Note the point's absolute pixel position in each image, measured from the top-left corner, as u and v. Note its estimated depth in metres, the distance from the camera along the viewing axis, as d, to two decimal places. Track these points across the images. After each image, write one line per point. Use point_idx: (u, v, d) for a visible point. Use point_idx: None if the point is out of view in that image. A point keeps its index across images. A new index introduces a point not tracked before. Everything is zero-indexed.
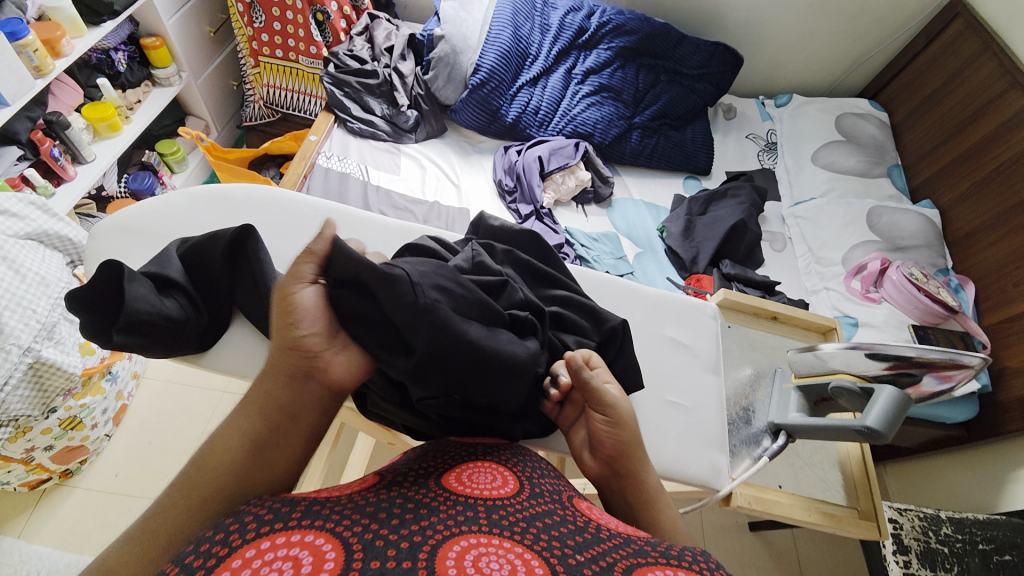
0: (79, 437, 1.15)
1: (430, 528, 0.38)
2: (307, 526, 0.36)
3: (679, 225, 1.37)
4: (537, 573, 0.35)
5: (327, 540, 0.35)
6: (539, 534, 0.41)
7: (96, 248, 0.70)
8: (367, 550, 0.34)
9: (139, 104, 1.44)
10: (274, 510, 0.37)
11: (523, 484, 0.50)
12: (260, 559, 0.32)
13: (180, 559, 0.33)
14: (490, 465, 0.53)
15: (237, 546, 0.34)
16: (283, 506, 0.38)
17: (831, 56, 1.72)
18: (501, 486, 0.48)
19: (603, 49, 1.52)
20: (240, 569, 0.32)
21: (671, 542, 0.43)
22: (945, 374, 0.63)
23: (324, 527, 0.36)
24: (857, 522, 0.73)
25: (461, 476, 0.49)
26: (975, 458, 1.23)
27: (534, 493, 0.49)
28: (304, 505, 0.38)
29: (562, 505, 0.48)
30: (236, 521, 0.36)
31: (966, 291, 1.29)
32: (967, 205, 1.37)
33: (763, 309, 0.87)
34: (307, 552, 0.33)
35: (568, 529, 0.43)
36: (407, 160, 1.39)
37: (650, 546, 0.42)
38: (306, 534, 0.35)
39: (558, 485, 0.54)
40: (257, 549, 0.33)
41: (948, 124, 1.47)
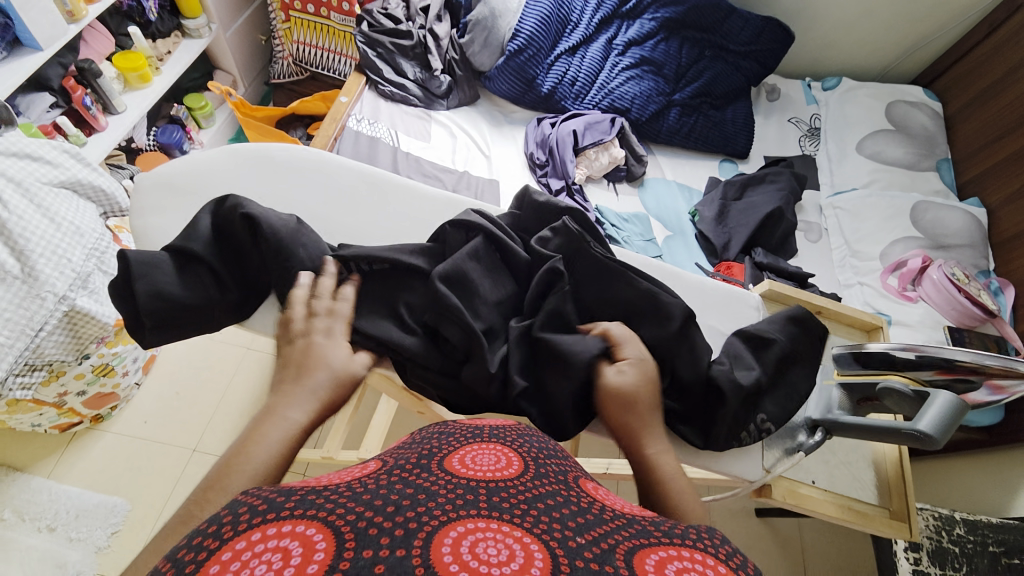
0: (111, 384, 1.19)
1: (427, 514, 0.37)
2: (299, 514, 0.35)
3: (713, 209, 1.33)
4: (537, 557, 0.35)
5: (319, 529, 0.34)
6: (540, 517, 0.40)
7: (139, 203, 0.70)
8: (359, 539, 0.33)
9: (169, 55, 1.41)
10: (270, 498, 0.37)
11: (529, 464, 0.49)
12: (251, 551, 0.32)
13: (174, 555, 0.34)
14: (494, 446, 0.52)
15: (230, 537, 0.33)
16: (279, 493, 0.37)
17: (887, 38, 1.62)
18: (506, 468, 0.47)
19: (647, 19, 1.45)
20: (230, 561, 0.32)
21: (676, 521, 0.43)
22: (999, 386, 0.62)
23: (317, 515, 0.35)
24: (889, 522, 0.73)
25: (464, 459, 0.48)
26: (992, 463, 1.22)
27: (539, 474, 0.48)
28: (300, 493, 0.38)
29: (568, 486, 0.47)
30: (227, 514, 0.35)
31: (1006, 295, 1.25)
32: (1017, 205, 1.31)
33: (808, 303, 0.84)
34: (297, 543, 0.33)
35: (571, 511, 0.42)
36: (438, 127, 1.36)
37: (654, 527, 0.42)
38: (297, 524, 0.34)
39: (564, 466, 0.53)
40: (246, 541, 0.33)
41: (1006, 119, 1.38)
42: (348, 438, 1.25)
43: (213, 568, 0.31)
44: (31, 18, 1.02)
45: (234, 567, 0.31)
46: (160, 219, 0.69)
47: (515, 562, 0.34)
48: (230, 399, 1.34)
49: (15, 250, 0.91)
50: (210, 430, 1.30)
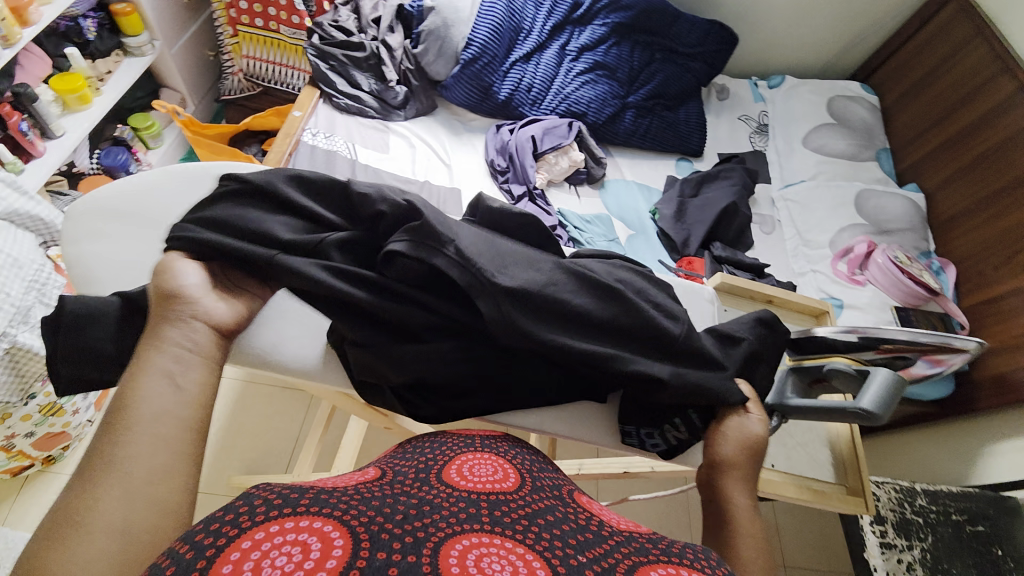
0: (61, 423, 1.12)
1: (434, 525, 0.37)
2: (314, 511, 0.34)
3: (671, 207, 1.37)
4: (540, 570, 0.35)
5: (335, 527, 0.33)
6: (541, 533, 0.40)
7: (75, 229, 0.66)
8: (373, 542, 0.33)
9: (110, 75, 1.36)
10: (283, 493, 0.36)
11: (525, 479, 0.49)
12: (269, 542, 0.31)
13: (188, 537, 0.32)
14: (489, 458, 0.52)
15: (246, 528, 0.32)
16: (292, 490, 0.37)
17: (825, 36, 1.71)
18: (503, 481, 0.47)
19: (597, 25, 1.48)
20: (249, 552, 0.30)
21: (672, 539, 0.44)
22: (936, 358, 0.66)
23: (332, 514, 0.35)
24: (844, 498, 0.76)
25: (461, 471, 0.48)
26: (945, 434, 1.29)
27: (535, 488, 0.48)
28: (312, 491, 0.37)
29: (563, 501, 0.48)
30: (242, 505, 0.34)
31: (947, 273, 1.33)
32: (951, 189, 1.39)
33: (760, 293, 0.87)
34: (315, 538, 0.32)
35: (570, 527, 0.42)
36: (396, 138, 1.35)
37: (651, 543, 0.43)
38: (313, 520, 0.34)
39: (558, 479, 0.54)
40: (264, 532, 0.32)
41: (937, 109, 1.48)
42: (320, 460, 1.21)
43: (231, 557, 0.30)
44: None
45: (254, 557, 0.30)
46: (99, 245, 0.66)
47: (521, 574, 0.34)
48: None
49: None
50: None
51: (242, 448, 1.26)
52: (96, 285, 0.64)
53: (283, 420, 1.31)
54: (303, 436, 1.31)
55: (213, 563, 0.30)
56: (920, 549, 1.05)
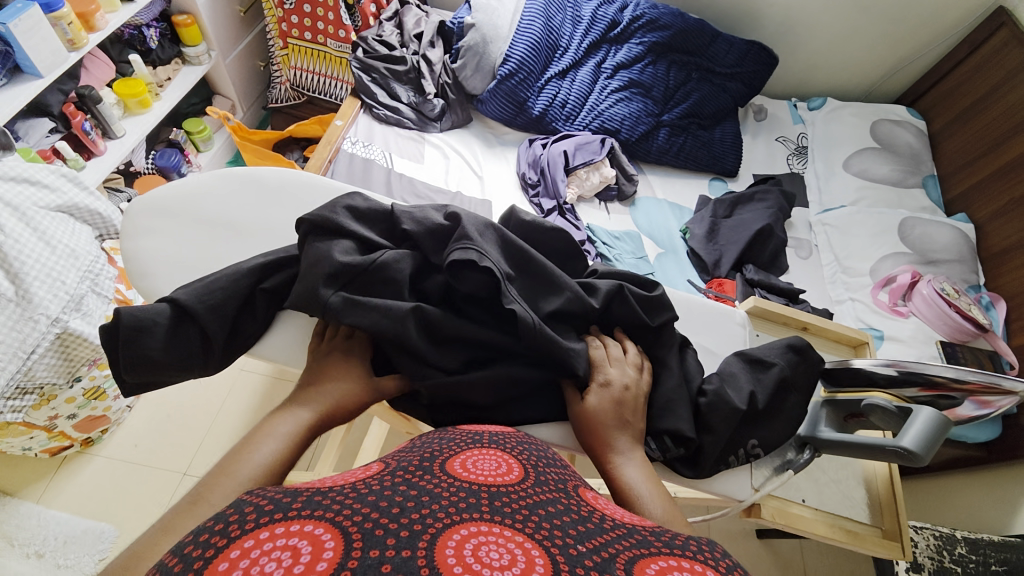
0: (101, 408, 1.18)
1: (431, 516, 0.37)
2: (306, 515, 0.35)
3: (703, 227, 1.35)
4: (537, 562, 0.35)
5: (327, 529, 0.34)
6: (542, 523, 0.39)
7: (131, 226, 0.70)
8: (366, 539, 0.33)
9: (169, 81, 1.44)
10: (275, 499, 0.36)
11: (529, 472, 0.49)
12: (258, 550, 0.32)
13: (182, 551, 0.34)
14: (494, 452, 0.51)
15: (235, 537, 0.33)
16: (285, 494, 0.37)
17: (870, 59, 1.67)
18: (506, 474, 0.47)
19: (634, 44, 1.49)
20: (238, 560, 0.31)
21: (676, 531, 0.43)
22: (985, 400, 0.62)
23: (325, 515, 0.35)
24: (879, 541, 0.72)
25: (465, 463, 0.47)
26: (991, 480, 1.21)
27: (538, 482, 0.47)
28: (306, 494, 0.37)
29: (567, 494, 0.47)
30: (234, 514, 0.35)
31: (997, 309, 1.26)
32: (1004, 220, 1.32)
33: (793, 319, 0.85)
34: (306, 541, 0.33)
35: (571, 519, 0.42)
36: (432, 149, 1.38)
37: (654, 535, 0.42)
38: (304, 524, 0.34)
39: (562, 475, 0.52)
40: (257, 539, 0.33)
41: (990, 136, 1.41)
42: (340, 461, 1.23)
43: (220, 566, 0.31)
44: (35, 47, 1.05)
45: (243, 566, 0.31)
46: (152, 241, 0.70)
47: (516, 566, 0.34)
48: (221, 421, 1.33)
49: (9, 272, 0.91)
50: (200, 453, 1.28)
51: None
52: (148, 279, 0.68)
53: None
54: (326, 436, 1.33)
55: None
56: None
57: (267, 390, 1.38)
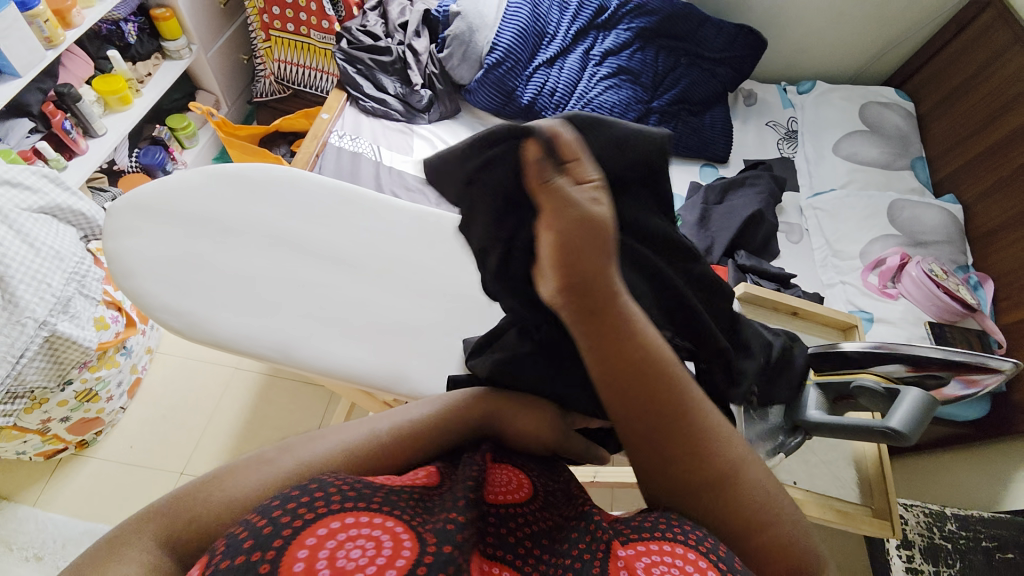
0: (95, 410, 1.17)
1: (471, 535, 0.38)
2: (385, 510, 0.36)
3: (694, 213, 1.34)
4: None
5: (404, 528, 0.35)
6: (559, 548, 0.40)
7: (112, 226, 0.68)
8: (440, 537, 0.35)
9: (150, 77, 1.42)
10: (357, 486, 0.37)
11: (541, 487, 0.48)
12: (337, 537, 0.33)
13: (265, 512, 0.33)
14: (511, 462, 0.51)
15: (321, 514, 0.34)
16: (364, 485, 0.38)
17: (859, 41, 1.66)
18: (522, 487, 0.47)
19: (622, 29, 1.48)
20: (324, 541, 0.32)
21: (647, 514, 0.44)
22: (972, 379, 0.63)
23: (399, 514, 0.36)
24: (871, 521, 0.73)
25: (493, 470, 0.47)
26: (977, 456, 1.24)
27: (551, 498, 0.47)
28: (384, 490, 0.38)
29: (584, 507, 0.46)
30: (317, 489, 0.35)
31: (985, 289, 1.27)
32: (992, 200, 1.33)
33: (783, 305, 0.86)
34: (385, 535, 0.34)
35: (583, 537, 0.42)
36: (420, 141, 1.37)
37: (625, 524, 0.43)
38: (383, 518, 0.35)
39: (574, 482, 0.52)
40: (338, 524, 0.34)
41: (976, 116, 1.42)
42: None
43: (307, 542, 0.32)
44: (7, 45, 1.02)
45: (329, 547, 0.32)
46: (136, 241, 0.68)
47: None
48: (217, 420, 1.33)
49: None
50: (198, 452, 1.28)
51: (262, 441, 1.30)
52: (132, 279, 0.66)
53: (302, 414, 1.34)
54: None
55: (288, 545, 0.31)
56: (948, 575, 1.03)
57: (262, 389, 1.37)
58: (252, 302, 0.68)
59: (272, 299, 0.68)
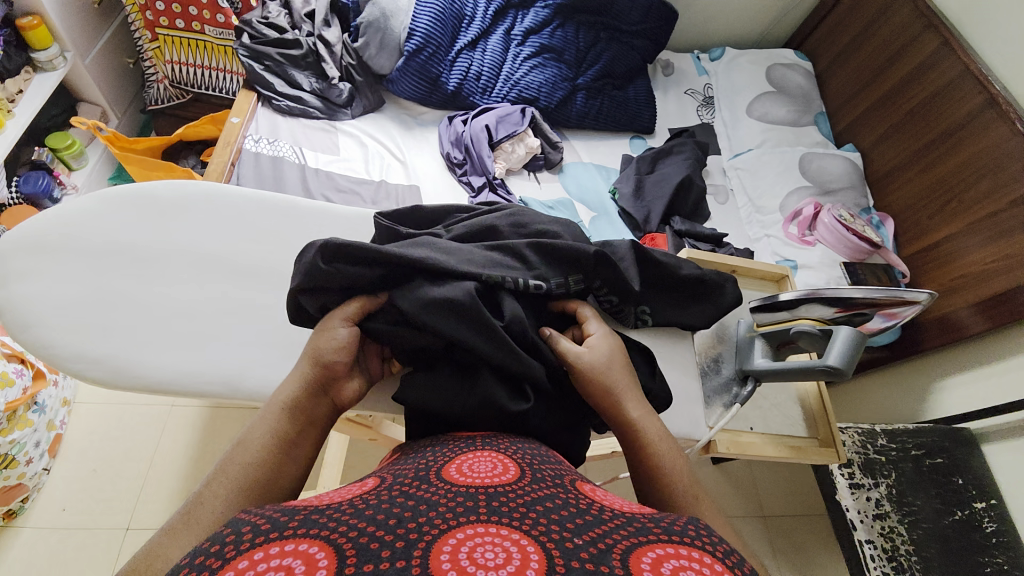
0: (15, 476, 1.04)
1: (428, 524, 0.36)
2: (301, 534, 0.34)
3: (630, 185, 1.38)
4: (533, 559, 0.34)
5: (321, 546, 0.33)
6: (539, 519, 0.39)
7: (0, 270, 0.60)
8: (362, 554, 0.32)
9: (21, 94, 1.22)
10: (271, 518, 0.36)
11: (525, 470, 0.47)
12: (252, 569, 0.31)
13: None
14: (488, 454, 0.50)
15: (230, 558, 0.32)
16: (281, 513, 0.36)
17: (759, 7, 1.76)
18: (503, 474, 0.46)
19: (540, 7, 1.47)
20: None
21: (675, 516, 0.42)
22: (890, 312, 0.71)
23: (320, 535, 0.34)
24: (819, 450, 0.81)
25: (461, 468, 0.46)
26: (895, 375, 1.41)
27: (536, 478, 0.46)
28: (302, 513, 0.36)
29: (565, 489, 0.46)
30: (228, 533, 0.34)
31: (886, 227, 1.42)
32: (886, 145, 1.48)
33: (724, 264, 0.91)
34: (300, 560, 0.31)
35: (570, 512, 0.41)
36: (346, 138, 1.30)
37: (652, 522, 0.41)
38: (300, 541, 0.33)
39: (559, 469, 0.51)
40: (250, 559, 0.31)
41: (867, 70, 1.56)
42: (305, 475, 1.19)
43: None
44: None
45: None
46: (34, 284, 0.60)
47: (511, 565, 0.33)
48: (160, 464, 1.22)
49: None
50: (143, 502, 1.17)
51: None
52: (35, 329, 0.59)
53: None
54: None
55: None
56: (885, 484, 1.15)
57: (207, 422, 1.27)
58: (184, 337, 0.62)
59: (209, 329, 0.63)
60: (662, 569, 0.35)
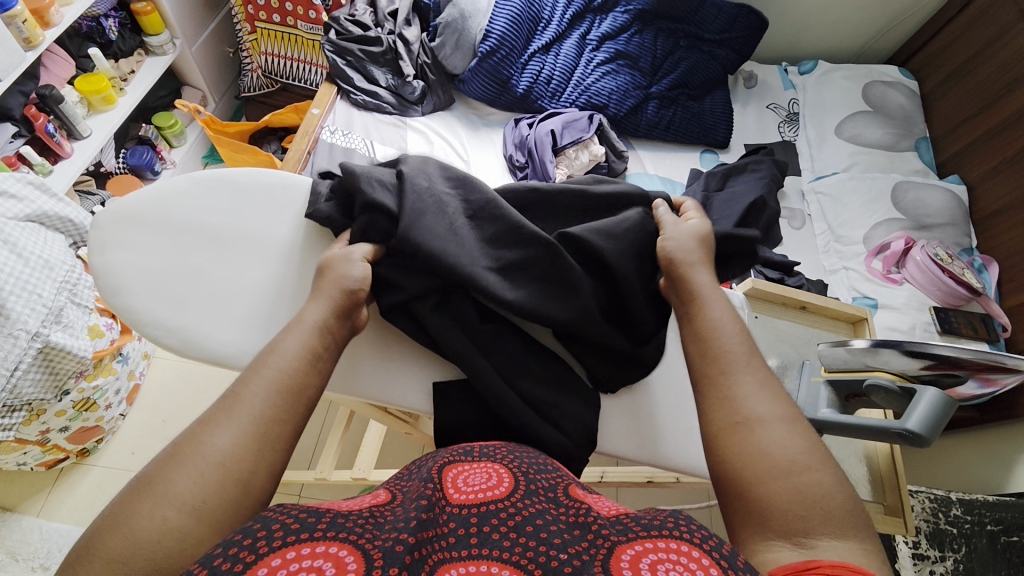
0: (94, 419, 1.17)
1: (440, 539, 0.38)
2: (331, 536, 0.36)
3: (696, 201, 1.32)
4: None
5: (349, 551, 0.35)
6: (537, 531, 0.39)
7: (98, 239, 0.67)
8: (386, 558, 0.35)
9: (133, 74, 1.37)
10: (302, 514, 0.37)
11: (519, 480, 0.47)
12: (286, 567, 0.33)
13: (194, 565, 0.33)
14: (485, 464, 0.50)
15: (264, 553, 0.33)
16: (310, 511, 0.38)
17: (861, 19, 1.62)
18: (496, 485, 0.45)
19: (619, 12, 1.43)
20: (278, 568, 0.32)
21: (655, 512, 0.41)
22: (989, 379, 0.62)
23: (347, 538, 0.36)
24: (883, 518, 0.73)
25: (456, 478, 0.47)
26: (983, 440, 1.25)
27: (529, 489, 0.45)
28: (330, 513, 0.38)
29: (557, 499, 0.45)
30: (263, 525, 0.35)
31: (990, 271, 1.27)
32: (996, 181, 1.31)
33: (792, 300, 0.85)
34: (331, 563, 0.34)
35: (561, 527, 0.40)
36: (414, 134, 1.33)
37: (635, 522, 0.40)
38: (330, 545, 0.35)
39: (554, 477, 0.50)
40: (282, 558, 0.33)
41: (981, 95, 1.39)
42: (342, 457, 1.23)
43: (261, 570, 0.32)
44: None
45: None
46: (125, 255, 0.66)
47: None
48: None
49: None
50: None
51: None
52: (121, 296, 0.65)
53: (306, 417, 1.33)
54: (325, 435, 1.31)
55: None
56: (953, 559, 1.05)
57: None
58: (244, 317, 0.66)
59: (267, 313, 0.67)
60: (641, 567, 0.36)
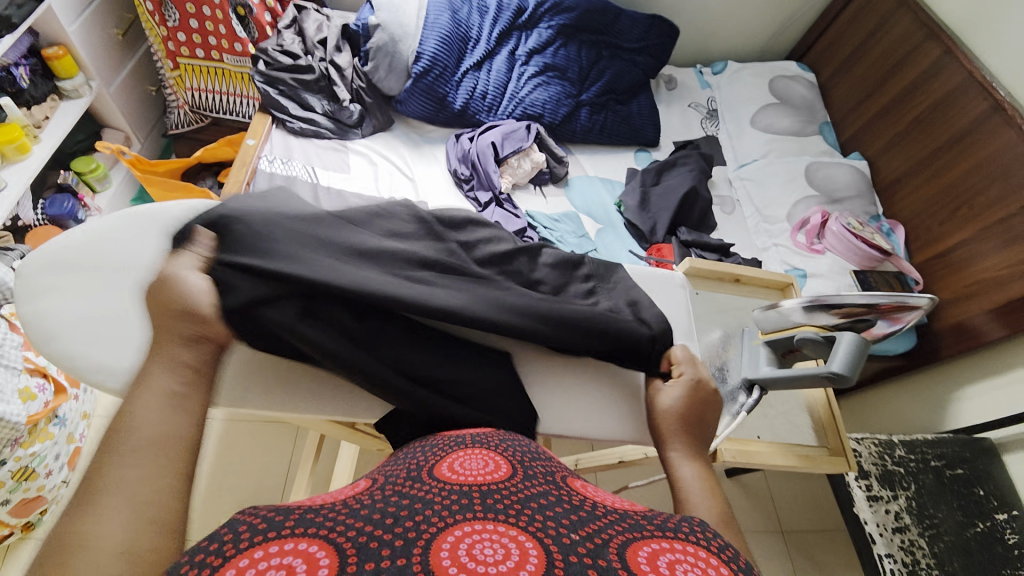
0: (35, 488, 1.07)
1: (426, 522, 0.37)
2: (300, 533, 0.34)
3: (635, 197, 1.39)
4: (532, 555, 0.35)
5: (321, 546, 0.33)
6: (535, 516, 0.39)
7: (27, 287, 0.63)
8: (362, 553, 0.33)
9: (48, 120, 1.30)
10: (267, 516, 0.36)
11: (517, 468, 0.48)
12: (252, 568, 0.31)
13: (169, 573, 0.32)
14: (480, 452, 0.51)
15: (231, 555, 0.32)
16: (277, 511, 0.37)
17: (760, 22, 1.79)
18: (495, 471, 0.47)
19: (544, 28, 1.51)
20: (243, 569, 0.31)
21: (668, 514, 0.43)
22: (895, 317, 0.71)
23: (319, 533, 0.35)
24: (829, 459, 0.80)
25: (453, 466, 0.48)
26: (914, 385, 1.38)
27: (527, 476, 0.47)
28: (298, 511, 0.37)
29: (557, 486, 0.47)
30: (227, 531, 0.34)
31: (897, 234, 1.41)
32: (892, 153, 1.48)
33: (727, 274, 0.92)
34: (301, 559, 0.32)
35: (564, 509, 0.42)
36: (356, 157, 1.34)
37: (646, 519, 0.42)
38: (300, 541, 0.34)
39: (551, 467, 0.52)
40: (250, 558, 0.32)
41: (870, 80, 1.57)
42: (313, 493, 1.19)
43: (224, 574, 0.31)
44: None
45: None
46: (55, 302, 0.63)
47: (510, 560, 0.34)
48: None
49: None
50: None
51: (230, 493, 1.21)
52: (59, 343, 0.62)
53: (271, 455, 1.28)
54: (293, 471, 1.27)
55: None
56: (905, 496, 1.11)
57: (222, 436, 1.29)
58: None
59: None
60: (659, 564, 0.36)
